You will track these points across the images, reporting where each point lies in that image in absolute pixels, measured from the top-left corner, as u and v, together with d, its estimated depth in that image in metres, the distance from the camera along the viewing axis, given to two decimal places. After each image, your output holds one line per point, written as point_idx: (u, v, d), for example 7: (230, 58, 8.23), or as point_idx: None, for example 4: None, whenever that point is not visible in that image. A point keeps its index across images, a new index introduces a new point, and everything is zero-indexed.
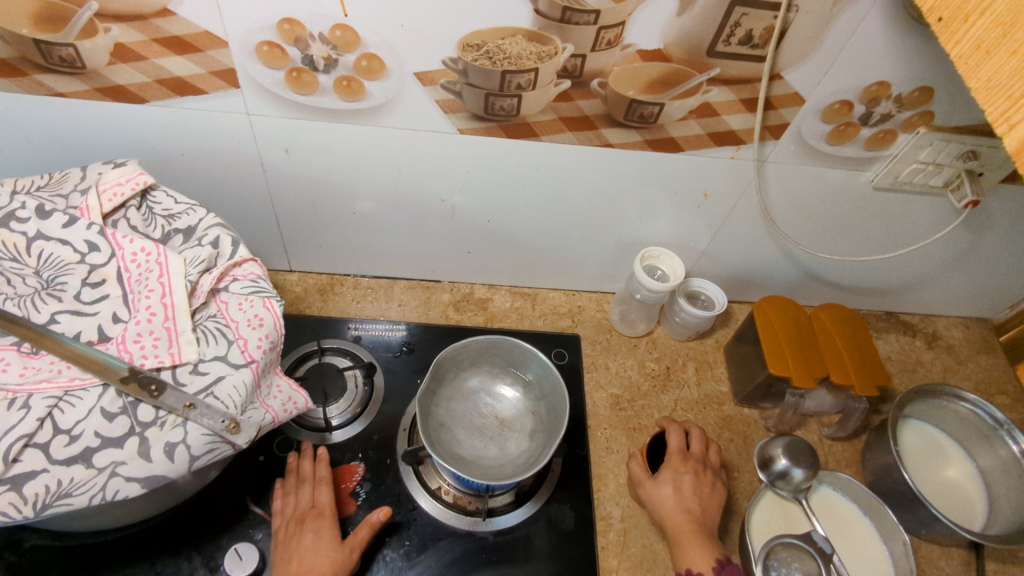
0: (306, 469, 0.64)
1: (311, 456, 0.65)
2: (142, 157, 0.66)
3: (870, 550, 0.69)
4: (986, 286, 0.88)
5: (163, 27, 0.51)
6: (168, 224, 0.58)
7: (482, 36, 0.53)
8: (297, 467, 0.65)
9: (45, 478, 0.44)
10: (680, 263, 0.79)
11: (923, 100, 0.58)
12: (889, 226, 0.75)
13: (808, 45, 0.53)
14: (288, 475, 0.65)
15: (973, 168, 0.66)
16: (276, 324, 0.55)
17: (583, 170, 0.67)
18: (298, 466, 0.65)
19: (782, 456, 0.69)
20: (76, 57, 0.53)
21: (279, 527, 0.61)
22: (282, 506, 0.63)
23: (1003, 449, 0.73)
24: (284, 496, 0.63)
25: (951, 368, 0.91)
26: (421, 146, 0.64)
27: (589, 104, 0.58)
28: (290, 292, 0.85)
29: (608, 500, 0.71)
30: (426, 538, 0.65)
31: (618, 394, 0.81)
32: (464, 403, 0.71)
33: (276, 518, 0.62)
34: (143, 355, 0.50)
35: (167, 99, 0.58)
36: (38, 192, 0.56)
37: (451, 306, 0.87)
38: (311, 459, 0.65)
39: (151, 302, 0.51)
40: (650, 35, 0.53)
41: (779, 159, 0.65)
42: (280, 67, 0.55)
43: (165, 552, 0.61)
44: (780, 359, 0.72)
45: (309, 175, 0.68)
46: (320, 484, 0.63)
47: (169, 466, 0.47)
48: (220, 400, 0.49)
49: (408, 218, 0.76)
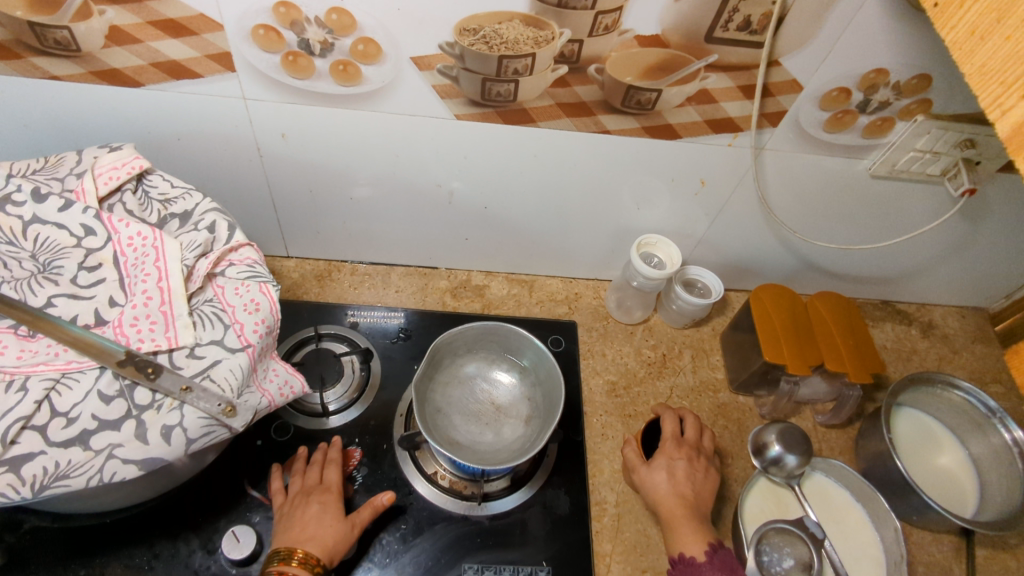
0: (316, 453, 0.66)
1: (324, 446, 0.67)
2: (138, 142, 0.65)
3: (862, 535, 0.70)
4: (983, 275, 0.89)
5: (158, 9, 0.51)
6: (164, 209, 0.57)
7: (479, 20, 0.52)
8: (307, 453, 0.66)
9: (43, 459, 0.45)
10: (677, 251, 0.80)
11: (921, 87, 0.58)
12: (886, 214, 0.75)
13: (807, 31, 0.53)
14: (294, 460, 0.66)
15: (971, 157, 0.66)
16: (273, 310, 0.55)
17: (580, 156, 0.67)
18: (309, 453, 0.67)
19: (775, 443, 0.70)
20: (71, 40, 0.53)
21: (282, 501, 0.62)
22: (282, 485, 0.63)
23: (995, 437, 0.74)
24: (292, 475, 0.64)
25: (947, 357, 0.91)
26: (418, 133, 0.64)
27: (586, 90, 0.58)
28: (288, 278, 0.85)
29: (603, 486, 0.72)
30: (422, 522, 0.66)
31: (614, 381, 0.81)
32: (460, 388, 0.71)
33: (279, 495, 0.62)
34: (139, 338, 0.50)
35: (164, 83, 0.57)
36: (34, 176, 0.56)
37: (448, 293, 0.87)
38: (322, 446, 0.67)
39: (147, 286, 0.52)
40: (647, 21, 0.52)
41: (777, 146, 0.65)
42: (276, 51, 0.54)
43: (163, 534, 0.61)
44: (775, 347, 0.73)
45: (306, 160, 0.68)
46: (330, 464, 0.65)
47: (166, 449, 0.47)
48: (216, 383, 0.50)
49: (406, 205, 0.76)
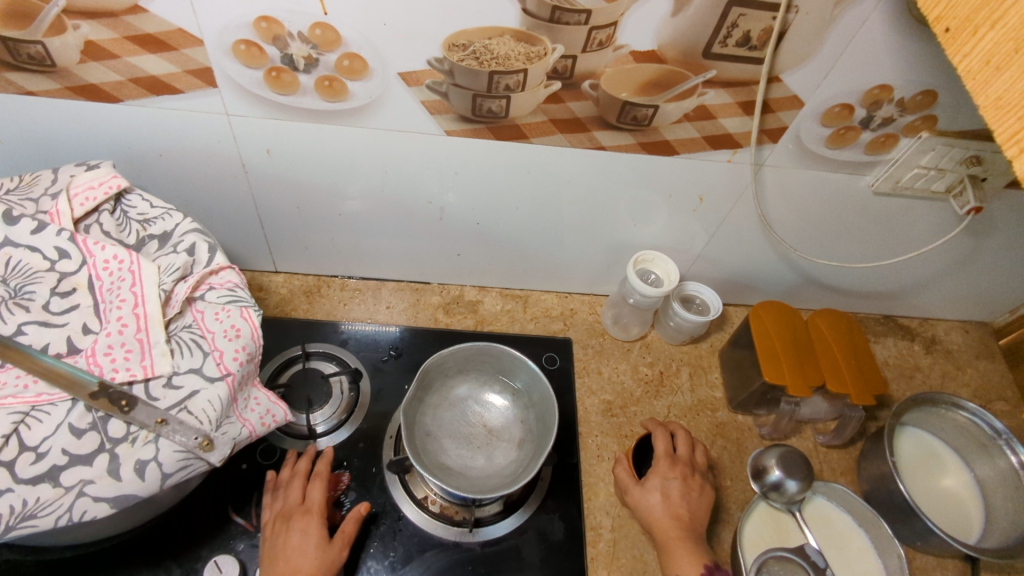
0: (302, 466, 0.63)
1: (310, 456, 0.64)
2: (120, 159, 0.63)
3: (863, 562, 0.68)
4: (988, 290, 0.87)
5: (134, 24, 0.49)
6: (143, 230, 0.55)
7: (468, 36, 0.50)
8: (294, 461, 0.65)
9: (10, 498, 0.43)
10: (674, 267, 0.78)
11: (926, 103, 0.56)
12: (889, 231, 0.73)
13: (808, 46, 0.51)
14: (283, 470, 0.64)
15: (977, 173, 0.64)
16: (254, 335, 0.52)
17: (575, 172, 0.65)
18: (295, 462, 0.65)
19: (775, 467, 0.68)
20: (46, 55, 0.51)
21: (267, 521, 0.60)
22: (270, 500, 0.62)
23: (1001, 460, 0.71)
24: (277, 492, 0.62)
25: (951, 374, 0.89)
26: (407, 149, 0.62)
27: (580, 106, 0.56)
28: (276, 294, 0.83)
29: (598, 510, 0.70)
30: (412, 549, 0.64)
31: (609, 400, 0.79)
32: (451, 411, 0.70)
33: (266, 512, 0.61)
34: (113, 368, 0.48)
35: (143, 99, 0.56)
36: (7, 196, 0.54)
37: (441, 309, 0.85)
38: (308, 458, 0.64)
39: (122, 312, 0.49)
40: (642, 37, 0.50)
41: (777, 162, 0.63)
42: (258, 67, 0.52)
43: (144, 563, 0.60)
44: (775, 367, 0.71)
45: (292, 176, 0.66)
46: (314, 480, 0.62)
47: (140, 485, 0.45)
48: (193, 415, 0.48)
49: (396, 221, 0.74)
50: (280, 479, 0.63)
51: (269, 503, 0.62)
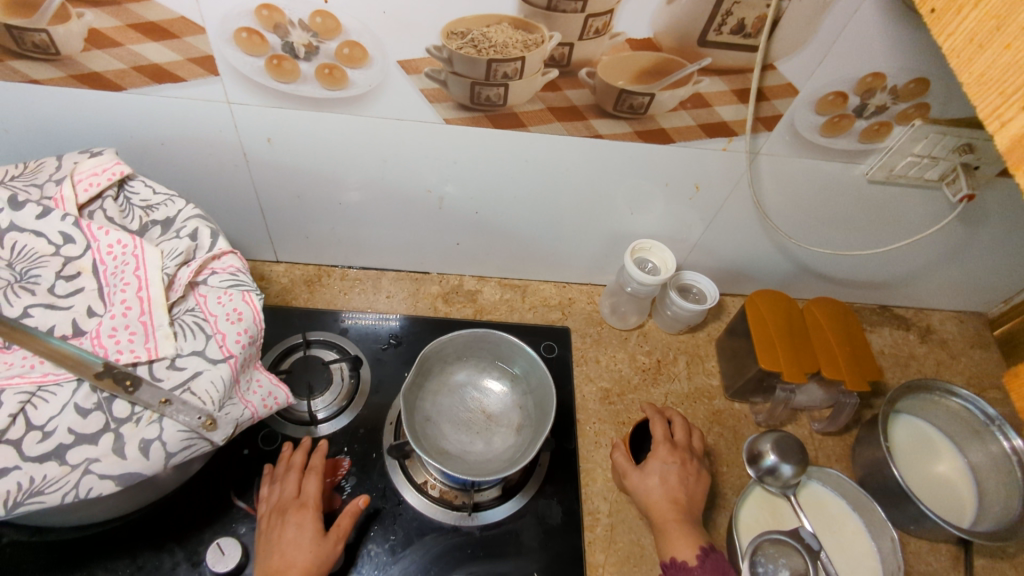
0: (298, 460, 0.64)
1: (305, 449, 0.65)
2: (123, 147, 0.64)
3: (859, 545, 0.69)
4: (982, 279, 0.87)
5: (138, 12, 0.50)
6: (145, 216, 0.56)
7: (467, 23, 0.51)
8: (291, 454, 0.65)
9: (18, 475, 0.43)
10: (671, 255, 0.78)
11: (919, 91, 0.57)
12: (883, 219, 0.74)
13: (802, 34, 0.52)
14: (280, 462, 0.65)
15: (969, 161, 0.65)
16: (256, 319, 0.53)
17: (573, 160, 0.65)
18: (292, 455, 0.65)
19: (771, 452, 0.69)
20: (51, 43, 0.51)
21: (264, 514, 0.61)
22: (267, 493, 0.62)
23: (994, 446, 0.72)
24: (274, 484, 0.63)
25: (945, 363, 0.90)
26: (407, 137, 0.62)
27: (577, 94, 0.57)
28: (277, 283, 0.84)
29: (596, 495, 0.71)
30: (411, 533, 0.65)
31: (607, 388, 0.80)
32: (451, 397, 0.70)
33: (263, 503, 0.62)
34: (118, 349, 0.49)
35: (146, 87, 0.56)
36: (12, 182, 0.54)
37: (440, 298, 0.86)
38: (304, 451, 0.65)
39: (126, 296, 0.50)
40: (639, 24, 0.51)
41: (772, 150, 0.64)
42: (260, 55, 0.53)
43: (147, 545, 0.60)
44: (771, 353, 0.72)
45: (293, 164, 0.67)
46: (310, 474, 0.62)
47: (144, 463, 0.46)
48: (197, 396, 0.48)
49: (396, 210, 0.75)
50: (278, 472, 0.64)
51: (267, 496, 0.63)
